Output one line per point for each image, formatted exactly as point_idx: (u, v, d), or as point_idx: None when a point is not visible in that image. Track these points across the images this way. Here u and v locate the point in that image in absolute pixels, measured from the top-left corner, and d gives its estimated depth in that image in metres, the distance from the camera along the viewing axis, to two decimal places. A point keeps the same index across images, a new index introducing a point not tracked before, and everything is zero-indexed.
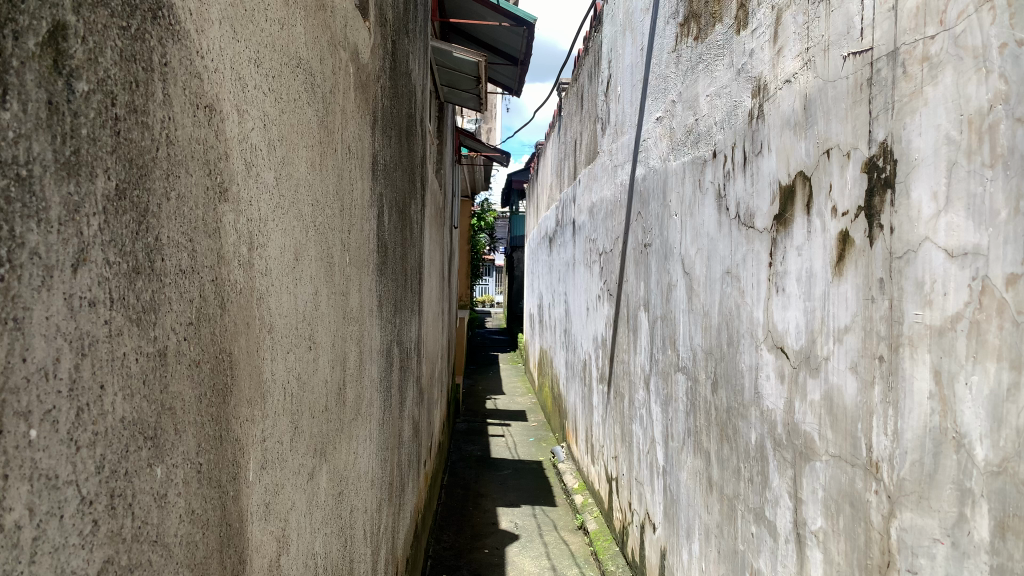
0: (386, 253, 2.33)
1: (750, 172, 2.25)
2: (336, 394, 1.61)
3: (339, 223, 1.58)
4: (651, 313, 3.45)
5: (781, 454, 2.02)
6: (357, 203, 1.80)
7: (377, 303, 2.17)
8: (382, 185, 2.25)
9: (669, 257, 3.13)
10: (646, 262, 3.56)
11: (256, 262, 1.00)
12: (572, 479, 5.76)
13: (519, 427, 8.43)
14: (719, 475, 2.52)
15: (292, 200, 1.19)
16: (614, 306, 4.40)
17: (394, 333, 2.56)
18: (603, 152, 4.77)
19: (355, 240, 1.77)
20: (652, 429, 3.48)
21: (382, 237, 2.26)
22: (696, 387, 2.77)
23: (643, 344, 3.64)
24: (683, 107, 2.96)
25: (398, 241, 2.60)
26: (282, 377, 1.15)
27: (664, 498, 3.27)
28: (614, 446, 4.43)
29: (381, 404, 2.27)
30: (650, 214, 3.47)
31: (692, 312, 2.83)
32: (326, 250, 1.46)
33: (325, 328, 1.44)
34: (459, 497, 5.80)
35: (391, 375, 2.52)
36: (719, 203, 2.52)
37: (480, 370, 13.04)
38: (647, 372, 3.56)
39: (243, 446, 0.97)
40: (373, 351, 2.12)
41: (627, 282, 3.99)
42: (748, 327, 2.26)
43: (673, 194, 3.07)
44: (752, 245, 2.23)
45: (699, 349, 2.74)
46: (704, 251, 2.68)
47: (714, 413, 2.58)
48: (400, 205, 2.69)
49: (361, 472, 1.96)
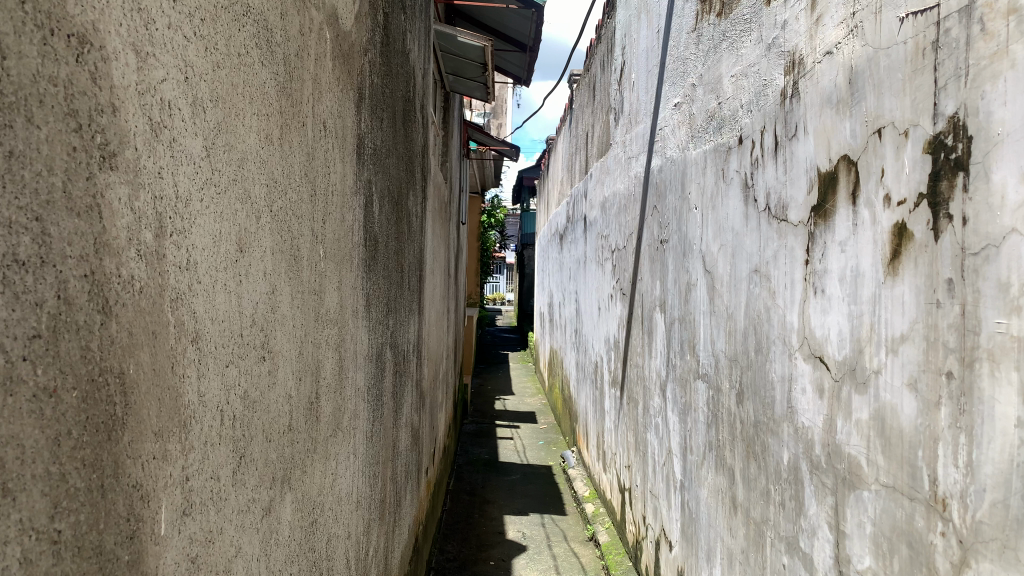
0: (376, 248, 2.12)
1: (782, 159, 2.01)
2: (306, 410, 1.39)
3: (309, 210, 1.36)
4: (668, 315, 3.21)
5: (819, 479, 1.79)
6: (336, 188, 1.58)
7: (365, 305, 1.95)
8: (372, 174, 2.03)
9: (688, 255, 2.90)
10: (662, 261, 3.32)
11: (167, 253, 0.77)
12: (582, 486, 5.54)
13: (528, 429, 8.21)
14: (745, 496, 2.30)
15: (233, 177, 0.97)
16: (627, 306, 4.17)
17: (387, 336, 2.34)
18: (616, 144, 4.53)
19: (332, 231, 1.55)
20: (668, 440, 3.25)
21: (372, 230, 2.04)
22: (719, 398, 2.54)
23: (658, 347, 3.41)
24: (704, 91, 2.73)
25: (391, 234, 2.39)
26: (218, 397, 0.93)
27: (682, 514, 3.04)
28: (627, 455, 4.21)
29: (370, 415, 2.05)
30: (667, 208, 3.24)
31: (714, 314, 2.60)
32: (289, 241, 1.24)
33: (286, 333, 1.22)
34: (464, 503, 5.58)
35: (384, 382, 2.30)
36: (746, 195, 2.29)
37: (488, 369, 12.82)
38: (663, 379, 3.33)
39: (150, 491, 0.74)
40: (360, 356, 1.90)
41: (641, 281, 3.75)
42: (780, 333, 2.03)
43: (693, 186, 2.84)
44: (785, 241, 1.99)
45: (722, 355, 2.51)
46: (729, 248, 2.45)
47: (740, 426, 2.35)
48: (395, 195, 2.47)
49: (343, 495, 1.74)
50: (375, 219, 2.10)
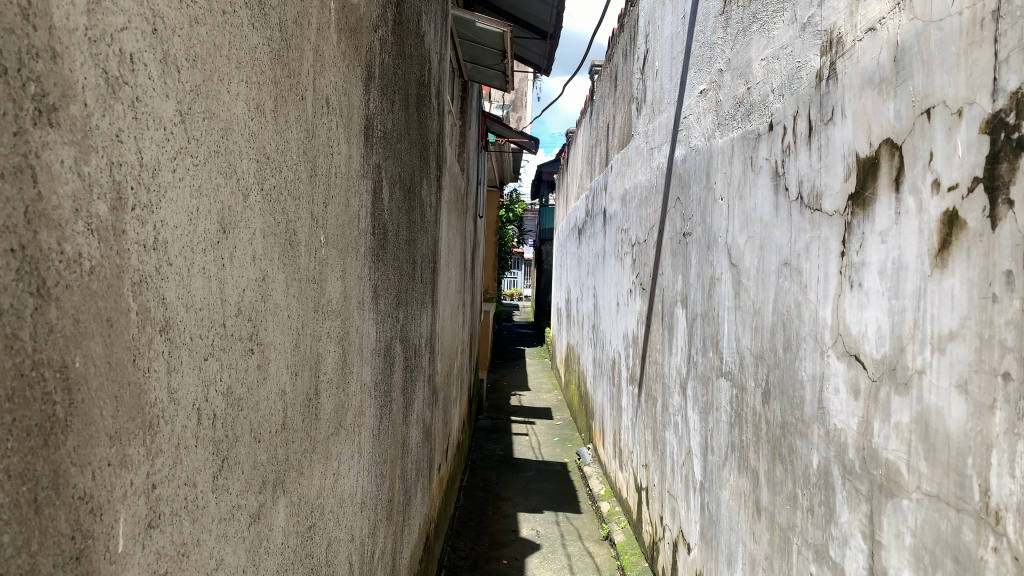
0: (385, 237, 2.01)
1: (816, 144, 1.89)
2: (303, 408, 1.29)
3: (307, 190, 1.26)
4: (690, 310, 3.09)
5: (852, 485, 1.66)
6: (339, 170, 1.48)
7: (372, 297, 1.85)
8: (381, 159, 1.93)
9: (713, 247, 2.78)
10: (685, 254, 3.20)
11: (129, 230, 0.67)
12: (598, 484, 5.42)
13: (543, 425, 8.10)
14: (769, 501, 2.17)
15: (214, 147, 0.87)
16: (647, 302, 4.05)
17: (397, 331, 2.24)
18: (637, 135, 4.41)
19: (334, 214, 1.45)
20: (688, 440, 3.13)
21: (380, 218, 1.94)
22: (743, 397, 2.42)
23: (679, 344, 3.29)
24: (733, 76, 2.60)
25: (403, 223, 2.28)
26: (195, 393, 0.83)
27: (702, 517, 2.92)
28: (644, 454, 4.08)
29: (377, 410, 1.95)
30: (690, 199, 3.11)
31: (739, 309, 2.47)
32: (283, 224, 1.14)
33: (279, 324, 1.12)
34: (478, 500, 5.49)
35: (393, 377, 2.20)
36: (776, 184, 2.16)
37: (505, 365, 12.72)
38: (683, 376, 3.22)
39: (105, 503, 0.65)
40: (366, 350, 1.80)
41: (662, 275, 3.63)
42: (811, 329, 1.91)
43: (719, 176, 2.72)
44: (818, 232, 1.87)
45: (747, 352, 2.39)
46: (756, 240, 2.33)
47: (765, 427, 2.22)
48: (407, 184, 2.37)
49: (345, 495, 1.64)
50: (385, 206, 2.00)
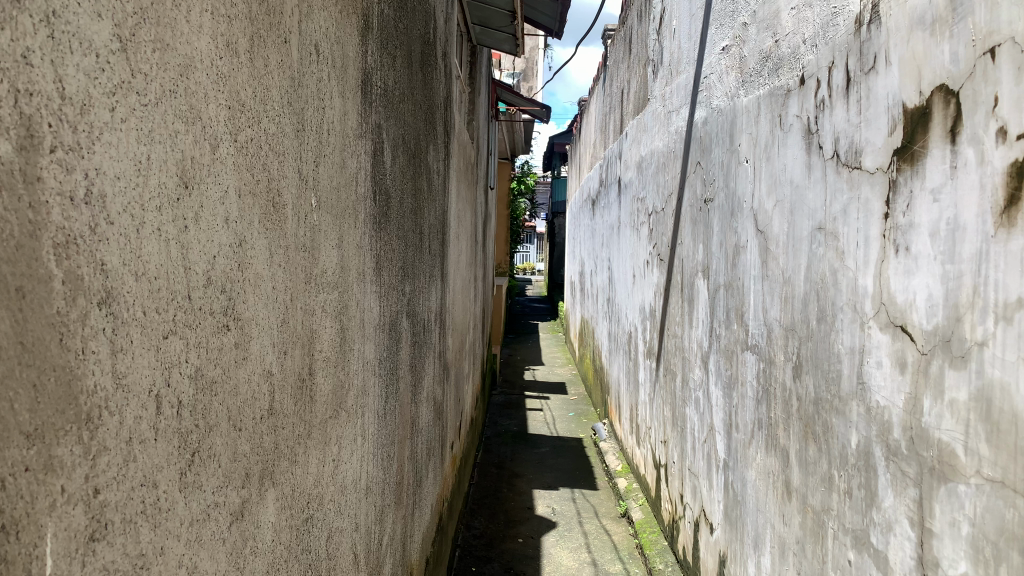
0: (388, 203, 1.88)
1: (855, 96, 1.73)
2: (296, 390, 1.16)
3: (293, 146, 1.12)
4: (712, 281, 2.95)
5: (896, 467, 1.52)
6: (331, 126, 1.34)
7: (374, 268, 1.72)
8: (382, 119, 1.79)
9: (737, 213, 2.62)
10: (706, 223, 3.05)
11: (44, 177, 0.54)
12: (614, 460, 5.32)
13: (558, 400, 8.01)
14: (800, 481, 2.04)
15: (171, 85, 0.73)
16: (665, 273, 3.90)
17: (404, 304, 2.11)
18: (654, 99, 4.23)
19: (328, 175, 1.31)
20: (711, 416, 3.00)
21: (382, 183, 1.80)
22: (772, 372, 2.28)
23: (700, 316, 3.15)
24: (758, 29, 2.43)
25: (408, 190, 2.15)
26: (151, 377, 0.70)
27: (725, 496, 2.80)
28: (663, 430, 3.96)
29: (382, 389, 1.83)
30: (712, 163, 2.95)
31: (767, 279, 2.33)
32: (264, 182, 1.01)
33: (262, 297, 0.99)
34: (492, 477, 5.40)
35: (400, 354, 2.08)
36: (808, 142, 2.00)
37: (518, 339, 12.62)
38: (705, 350, 3.08)
39: (22, 521, 0.52)
40: (368, 326, 1.68)
41: (682, 244, 3.48)
42: (849, 298, 1.76)
43: (744, 137, 2.55)
44: (858, 192, 1.71)
45: (776, 324, 2.25)
46: (785, 204, 2.17)
47: (796, 404, 2.09)
48: (412, 149, 2.23)
49: (348, 481, 1.52)
50: (387, 171, 1.86)
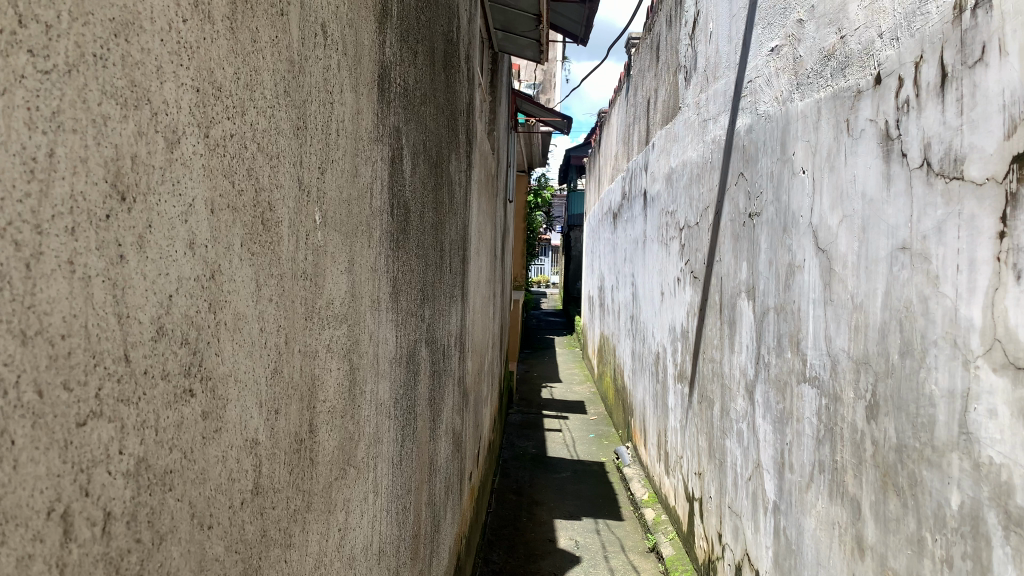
0: (407, 217, 1.64)
1: (953, 95, 1.47)
2: (291, 456, 0.92)
3: (291, 147, 0.88)
4: (761, 303, 2.70)
5: (1020, 540, 1.27)
6: (340, 125, 1.10)
7: (390, 294, 1.48)
8: (402, 121, 1.55)
9: (793, 229, 2.38)
10: (752, 240, 2.80)
11: None
12: (640, 488, 5.05)
13: (578, 420, 7.75)
14: (877, 539, 1.79)
15: (96, 45, 0.49)
16: (700, 292, 3.65)
17: (422, 331, 1.87)
18: (687, 107, 3.99)
19: (335, 183, 1.07)
20: (758, 452, 2.74)
21: (401, 195, 1.56)
22: (838, 411, 2.02)
23: (745, 341, 2.90)
24: (818, 25, 2.19)
25: (429, 202, 1.91)
26: (54, 490, 0.45)
27: (775, 543, 2.54)
28: (698, 461, 3.71)
29: (399, 432, 1.60)
30: (760, 174, 2.71)
31: (831, 304, 2.08)
32: (250, 193, 0.77)
33: (243, 342, 0.75)
34: (512, 504, 5.15)
35: (419, 388, 1.84)
36: (886, 149, 1.75)
37: (535, 354, 12.37)
38: (751, 379, 2.83)
39: None
40: (384, 360, 1.44)
41: (721, 262, 3.23)
42: (946, 332, 1.50)
43: (801, 145, 2.31)
44: (958, 207, 1.46)
45: (843, 356, 2.00)
46: (855, 221, 1.92)
47: (869, 450, 1.83)
48: (434, 158, 1.99)
49: (359, 549, 1.28)
50: (407, 180, 1.62)
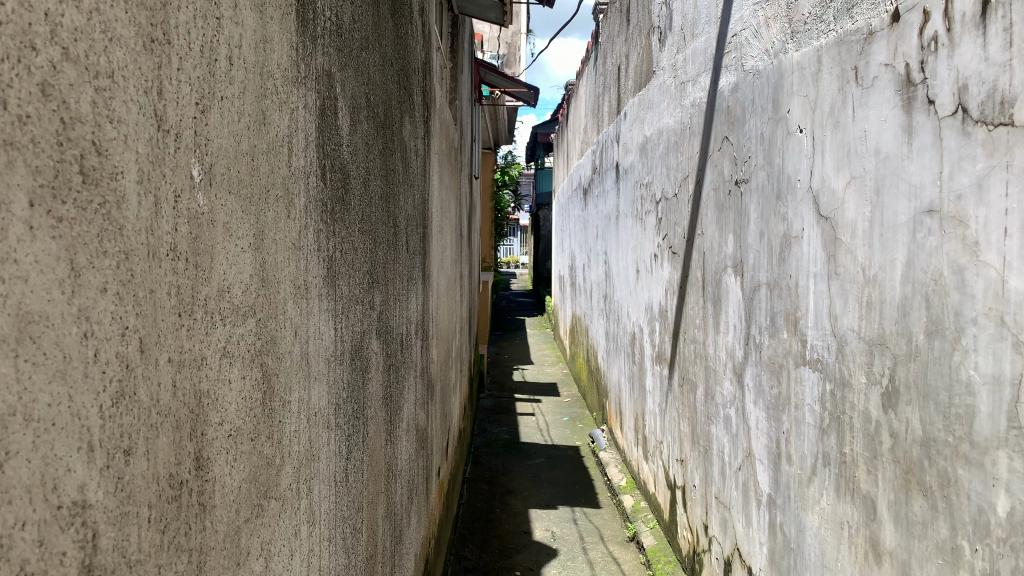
0: (347, 185, 1.37)
1: (999, 24, 1.23)
2: (163, 508, 0.65)
3: (140, 65, 0.61)
4: (751, 279, 2.47)
5: None
6: (234, 52, 0.82)
7: (324, 275, 1.20)
8: (334, 65, 1.28)
9: (789, 196, 2.15)
10: (740, 210, 2.57)
11: None
12: (618, 474, 4.84)
13: (550, 402, 7.54)
14: (895, 544, 1.57)
15: None
16: (680, 268, 3.43)
17: (373, 320, 1.60)
18: (662, 70, 3.75)
19: (224, 129, 0.79)
20: (749, 440, 2.53)
21: (334, 157, 1.28)
22: (847, 398, 1.80)
23: (731, 319, 2.68)
24: None
25: (376, 169, 1.64)
26: None
27: (770, 539, 2.32)
28: (679, 447, 3.50)
29: (343, 442, 1.33)
30: (749, 136, 2.48)
31: (836, 278, 1.86)
32: (49, 124, 0.49)
33: (41, 360, 0.48)
34: (484, 495, 4.92)
35: (370, 387, 1.58)
36: (905, 96, 1.52)
37: (505, 336, 12.14)
38: (739, 361, 2.61)
39: None
40: (319, 359, 1.17)
41: (704, 234, 3.01)
42: (989, 307, 1.27)
43: (798, 101, 2.08)
44: (1008, 158, 1.22)
45: (851, 336, 1.78)
46: (867, 183, 1.69)
47: (885, 443, 1.61)
48: (381, 120, 1.71)
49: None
50: (344, 140, 1.35)
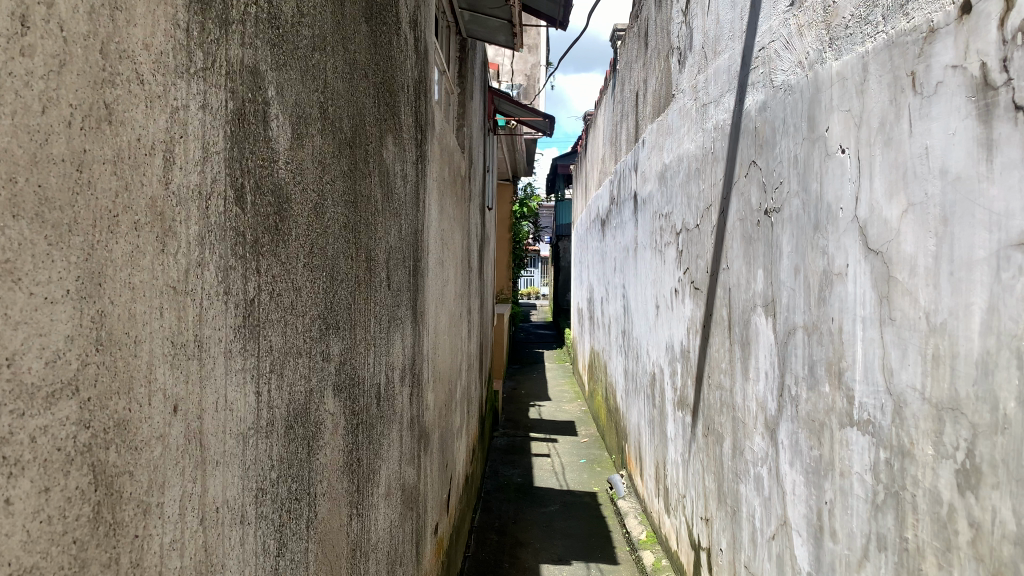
0: (286, 211, 1.10)
1: None
2: None
3: None
4: (784, 321, 2.18)
5: None
6: (36, 10, 0.54)
7: (235, 326, 0.93)
8: (266, 59, 1.01)
9: (829, 226, 1.86)
10: (771, 243, 2.29)
11: None
12: (637, 526, 4.51)
13: (567, 442, 7.20)
14: None
15: None
16: (702, 306, 3.13)
17: (328, 375, 1.33)
18: (682, 92, 3.48)
19: (9, 123, 0.52)
20: (784, 505, 2.22)
21: (263, 174, 1.01)
22: (908, 471, 1.49)
23: (762, 365, 2.38)
24: None
25: (337, 192, 1.37)
26: None
27: None
28: (704, 503, 3.18)
29: (271, 534, 1.05)
30: (780, 159, 2.20)
31: (890, 326, 1.56)
32: None
33: None
34: (493, 547, 4.59)
35: (322, 456, 1.30)
36: (982, 104, 1.23)
37: (523, 370, 11.82)
38: (772, 414, 2.31)
39: None
40: (226, 433, 0.90)
41: (730, 268, 2.71)
42: None
43: (838, 116, 1.79)
44: None
45: (910, 396, 1.48)
46: (929, 211, 1.40)
47: (962, 533, 1.30)
48: (348, 137, 1.45)
49: None
50: (281, 155, 1.08)
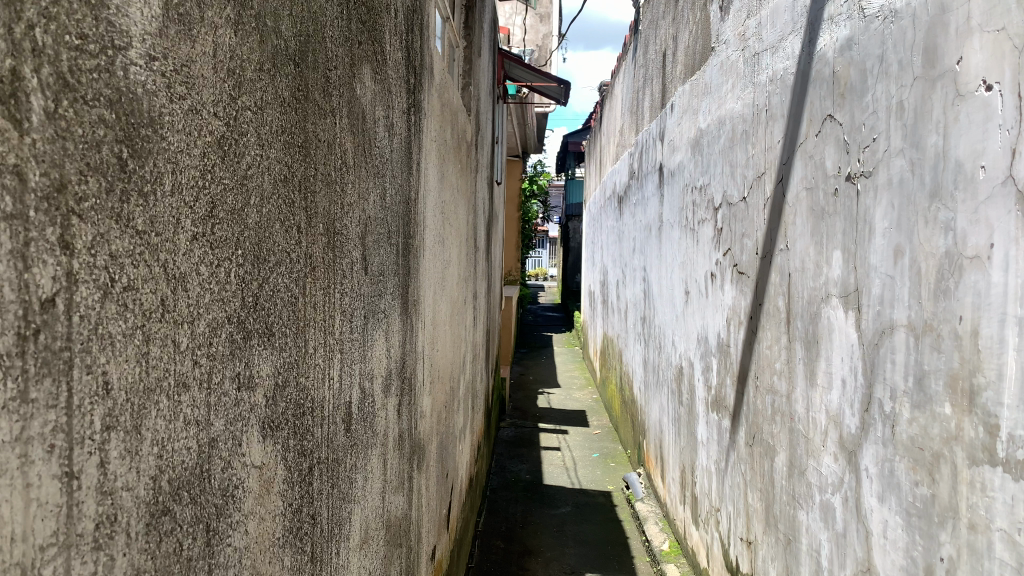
0: (144, 143, 0.63)
1: None
2: None
3: None
4: (875, 318, 1.70)
5: None
6: None
7: None
8: None
9: (957, 193, 1.38)
10: (856, 216, 1.81)
11: None
12: (659, 535, 4.06)
13: (580, 434, 6.76)
14: None
15: None
16: (749, 294, 2.66)
17: (249, 409, 0.86)
18: (726, 42, 2.98)
19: None
20: (865, 548, 1.75)
21: (82, 68, 0.55)
22: None
23: (837, 369, 1.91)
24: None
25: (269, 127, 0.90)
26: None
27: None
28: (745, 522, 2.73)
29: None
30: (874, 108, 1.71)
31: None
32: None
33: None
34: (499, 555, 4.15)
35: (238, 537, 0.83)
36: None
37: (530, 355, 11.36)
38: (849, 429, 1.84)
39: None
40: None
41: (790, 248, 2.23)
42: None
43: (982, 39, 1.31)
44: None
45: None
46: None
47: None
48: (292, 49, 0.98)
49: None
50: (133, 43, 0.62)
